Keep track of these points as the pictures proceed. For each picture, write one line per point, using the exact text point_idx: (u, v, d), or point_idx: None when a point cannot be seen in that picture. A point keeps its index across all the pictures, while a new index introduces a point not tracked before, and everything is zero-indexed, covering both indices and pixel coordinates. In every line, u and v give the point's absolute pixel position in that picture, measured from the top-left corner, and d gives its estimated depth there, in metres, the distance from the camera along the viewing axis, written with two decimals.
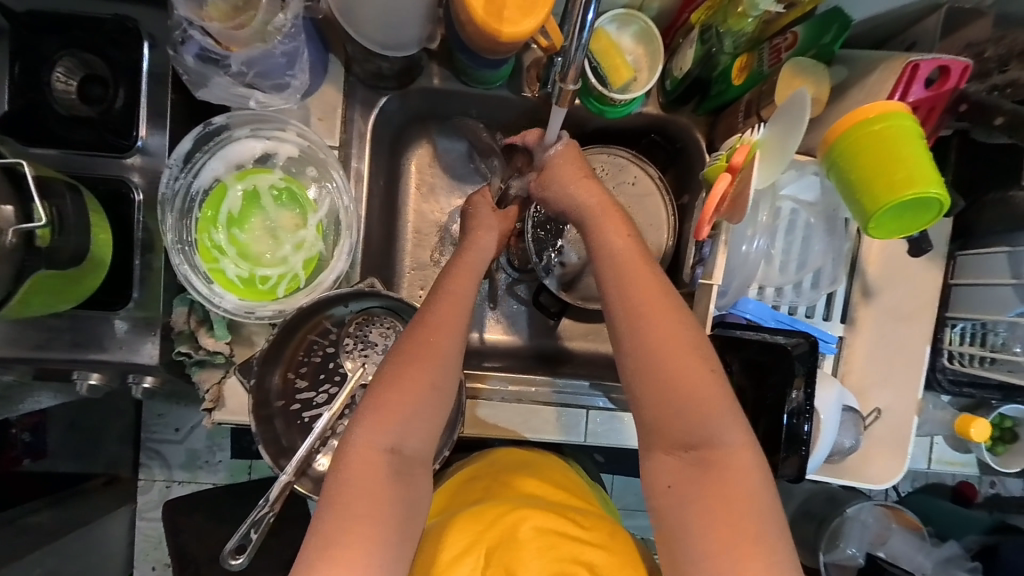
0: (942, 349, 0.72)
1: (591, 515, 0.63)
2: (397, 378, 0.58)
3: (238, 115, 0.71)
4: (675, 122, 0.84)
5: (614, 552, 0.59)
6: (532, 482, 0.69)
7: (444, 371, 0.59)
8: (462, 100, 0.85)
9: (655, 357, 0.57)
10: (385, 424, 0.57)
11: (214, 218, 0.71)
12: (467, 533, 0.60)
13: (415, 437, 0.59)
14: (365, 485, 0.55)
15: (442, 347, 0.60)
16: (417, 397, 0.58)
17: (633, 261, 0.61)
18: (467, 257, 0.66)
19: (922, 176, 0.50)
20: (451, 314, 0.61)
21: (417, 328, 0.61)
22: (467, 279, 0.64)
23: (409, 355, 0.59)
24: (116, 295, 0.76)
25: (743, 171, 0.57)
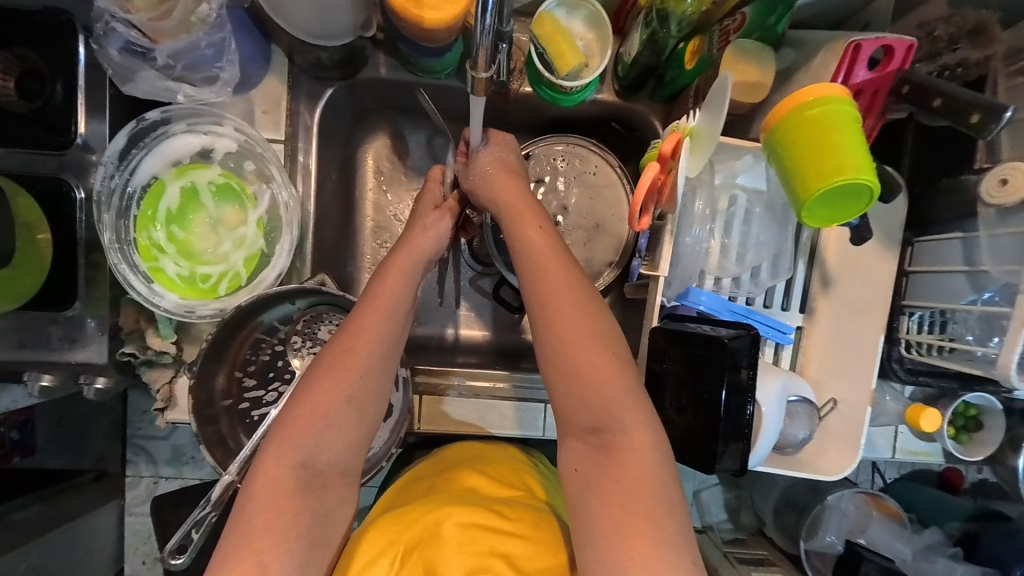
0: (898, 339, 0.71)
1: (517, 508, 0.63)
2: (311, 391, 0.57)
3: (174, 110, 0.69)
4: (631, 110, 0.81)
5: (534, 541, 0.59)
6: (474, 479, 0.69)
7: (359, 384, 0.58)
8: (414, 90, 0.83)
9: (558, 338, 0.57)
10: (293, 440, 0.56)
11: (153, 215, 0.69)
12: (390, 533, 0.60)
13: (328, 451, 0.57)
14: (272, 500, 0.54)
15: (359, 358, 0.58)
16: (330, 409, 0.57)
17: (545, 243, 0.60)
18: (397, 259, 0.64)
19: (853, 163, 0.48)
20: (372, 324, 0.60)
21: (338, 337, 0.60)
22: (395, 278, 0.62)
23: (327, 365, 0.58)
24: (60, 294, 0.74)
25: (673, 160, 0.55)
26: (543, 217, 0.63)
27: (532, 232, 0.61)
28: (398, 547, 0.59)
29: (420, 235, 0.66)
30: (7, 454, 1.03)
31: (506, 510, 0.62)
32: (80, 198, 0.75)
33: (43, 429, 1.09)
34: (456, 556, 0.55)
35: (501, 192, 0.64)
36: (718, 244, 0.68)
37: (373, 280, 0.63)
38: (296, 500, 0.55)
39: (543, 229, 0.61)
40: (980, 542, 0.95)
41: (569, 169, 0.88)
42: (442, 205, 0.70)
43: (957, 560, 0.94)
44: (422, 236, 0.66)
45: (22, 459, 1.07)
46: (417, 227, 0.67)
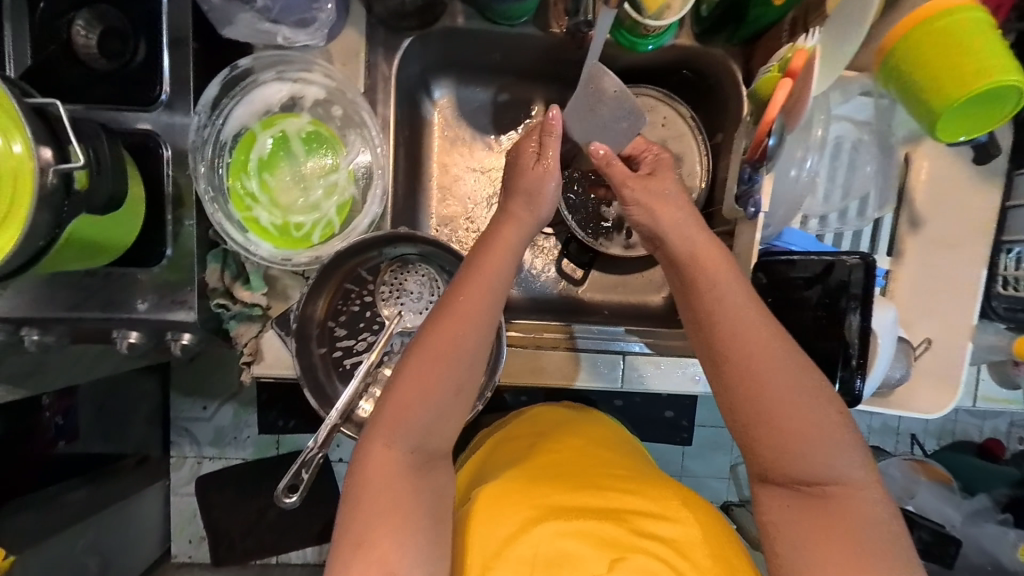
0: (997, 276, 0.71)
1: (656, 486, 0.63)
2: (414, 372, 0.55)
3: (263, 56, 0.69)
4: (708, 55, 0.81)
5: (688, 525, 0.58)
6: (579, 442, 0.71)
7: (463, 369, 0.57)
8: (486, 42, 0.83)
9: (761, 398, 0.55)
10: (405, 426, 0.55)
11: (250, 169, 0.70)
12: (517, 504, 0.60)
13: (437, 435, 0.57)
14: (387, 488, 0.54)
15: (463, 342, 0.56)
16: (440, 397, 0.56)
17: (742, 307, 0.56)
18: (501, 233, 0.61)
19: (996, 66, 0.49)
20: (469, 309, 0.57)
21: (435, 320, 0.57)
22: (501, 254, 0.60)
23: (428, 354, 0.56)
24: (145, 251, 0.74)
25: (802, 78, 0.56)
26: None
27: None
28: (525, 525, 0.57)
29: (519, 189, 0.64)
30: (53, 439, 0.95)
31: (644, 489, 0.62)
32: (167, 156, 0.74)
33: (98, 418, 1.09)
34: (600, 531, 0.57)
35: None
36: (813, 183, 0.68)
37: (469, 264, 0.60)
38: (410, 487, 0.54)
39: (737, 283, 0.58)
40: None
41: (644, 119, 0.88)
42: (540, 146, 0.65)
43: (1007, 525, 0.98)
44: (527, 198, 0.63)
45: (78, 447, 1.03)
46: (513, 186, 0.64)
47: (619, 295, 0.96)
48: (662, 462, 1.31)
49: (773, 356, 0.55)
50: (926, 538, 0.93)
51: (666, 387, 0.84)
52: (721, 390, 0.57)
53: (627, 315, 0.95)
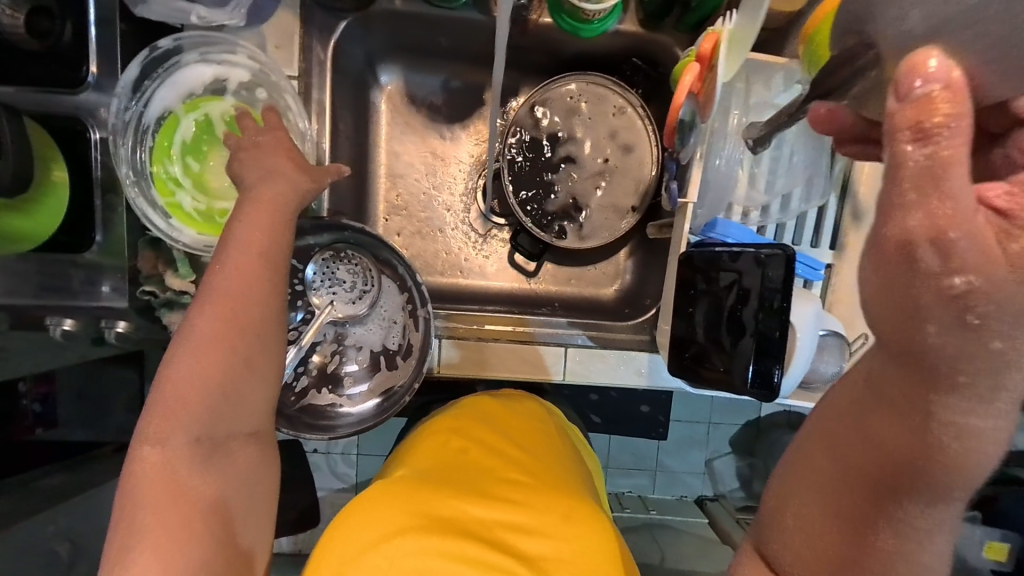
0: None
1: (546, 496, 0.62)
2: (193, 352, 0.53)
3: (187, 37, 0.68)
4: (656, 42, 0.80)
5: (563, 538, 0.59)
6: (503, 445, 0.69)
7: (242, 347, 0.54)
8: (430, 26, 0.81)
9: (881, 562, 0.36)
10: (182, 419, 0.52)
11: (170, 153, 0.69)
12: (394, 511, 0.57)
13: (226, 418, 0.54)
14: (162, 486, 0.50)
15: (241, 317, 0.54)
16: (218, 377, 0.53)
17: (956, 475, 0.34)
18: (266, 198, 0.58)
19: None
20: (234, 284, 0.55)
21: (209, 294, 0.54)
22: (257, 224, 0.57)
23: (211, 332, 0.53)
24: (76, 235, 0.74)
25: (712, 63, 0.54)
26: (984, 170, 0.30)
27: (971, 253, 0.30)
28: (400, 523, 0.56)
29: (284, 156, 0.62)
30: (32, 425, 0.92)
31: (533, 502, 0.62)
32: (95, 139, 0.74)
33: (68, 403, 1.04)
34: (464, 548, 0.56)
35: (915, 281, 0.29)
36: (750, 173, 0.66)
37: (228, 238, 0.57)
38: (198, 467, 0.52)
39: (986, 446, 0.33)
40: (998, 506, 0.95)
41: (591, 107, 0.86)
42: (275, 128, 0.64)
43: (974, 523, 0.95)
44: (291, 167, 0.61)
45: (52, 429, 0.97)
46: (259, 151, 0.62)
47: (573, 288, 0.93)
48: (632, 456, 1.30)
49: (941, 510, 0.35)
50: None
51: (614, 380, 0.82)
52: (879, 504, 0.35)
53: (579, 308, 0.93)
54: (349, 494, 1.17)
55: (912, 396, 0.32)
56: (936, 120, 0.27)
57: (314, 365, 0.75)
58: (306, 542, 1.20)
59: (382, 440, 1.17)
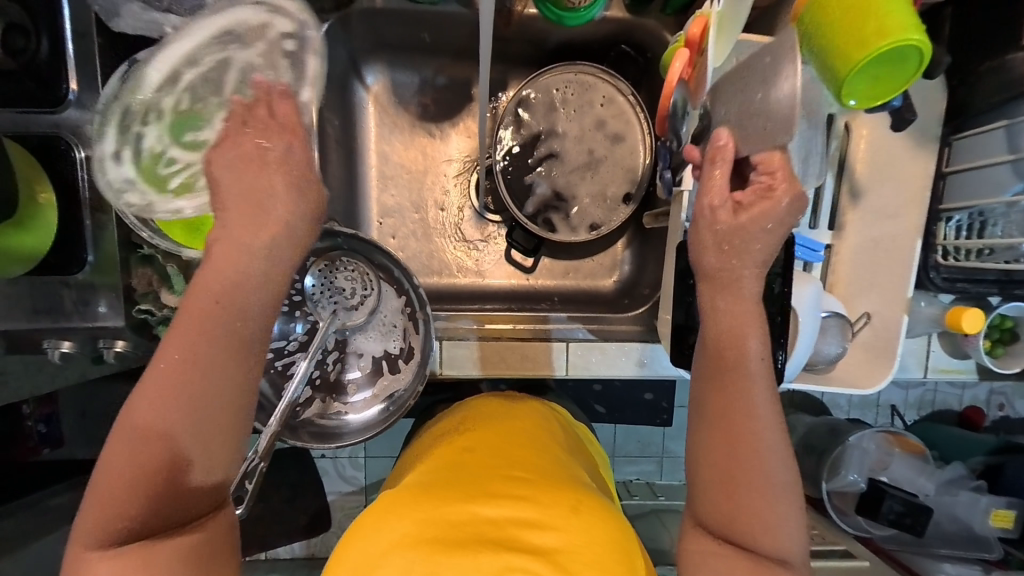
0: (936, 245, 0.68)
1: (552, 490, 0.60)
2: (140, 428, 0.45)
3: (162, 48, 0.66)
4: (642, 27, 0.79)
5: (575, 532, 0.56)
6: (499, 438, 0.69)
7: (190, 434, 0.46)
8: (411, 22, 0.80)
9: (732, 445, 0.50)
10: (126, 508, 0.45)
11: (157, 169, 0.67)
12: (403, 516, 0.56)
13: (186, 501, 0.47)
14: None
15: (202, 384, 0.46)
16: (169, 457, 0.45)
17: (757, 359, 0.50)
18: (232, 243, 0.49)
19: (900, 24, 0.43)
20: (175, 364, 0.46)
21: (163, 361, 0.46)
22: (224, 270, 0.48)
23: (161, 409, 0.45)
24: (68, 258, 0.73)
25: (701, 47, 0.54)
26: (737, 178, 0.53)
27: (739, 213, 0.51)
28: (406, 516, 0.56)
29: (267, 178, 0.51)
30: (36, 446, 0.93)
31: (542, 496, 0.59)
32: (79, 158, 0.72)
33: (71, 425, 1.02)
34: (478, 551, 0.52)
35: (703, 226, 0.52)
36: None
37: (192, 290, 0.48)
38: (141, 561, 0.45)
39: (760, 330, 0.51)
40: (1002, 475, 0.96)
41: (581, 99, 0.85)
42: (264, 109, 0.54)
43: (981, 491, 0.95)
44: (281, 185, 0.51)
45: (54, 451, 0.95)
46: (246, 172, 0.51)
47: (571, 282, 0.93)
48: (639, 444, 1.30)
49: (755, 385, 0.50)
50: (899, 508, 0.92)
51: (617, 373, 0.81)
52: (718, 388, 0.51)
53: (579, 300, 0.92)
54: (359, 498, 1.17)
55: (709, 311, 0.51)
56: (719, 153, 0.51)
57: (319, 375, 0.75)
58: (320, 547, 1.20)
59: (388, 442, 1.17)
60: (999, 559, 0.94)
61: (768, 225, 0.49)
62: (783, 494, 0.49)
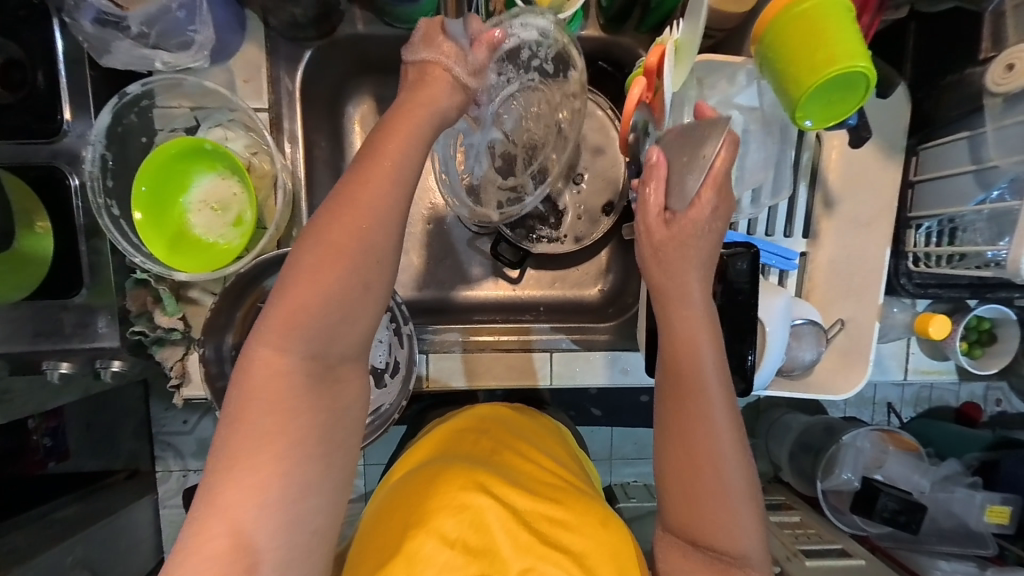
0: (905, 253, 0.70)
1: (582, 500, 0.65)
2: (303, 272, 0.48)
3: (156, 80, 0.71)
4: (618, 44, 0.81)
5: (596, 538, 0.61)
6: (527, 443, 0.73)
7: (349, 287, 0.49)
8: (394, 46, 0.81)
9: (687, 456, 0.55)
10: (294, 341, 0.48)
11: (158, 197, 0.71)
12: (456, 486, 0.61)
13: (341, 343, 0.49)
14: (253, 431, 0.47)
15: (364, 238, 0.49)
16: (330, 305, 0.48)
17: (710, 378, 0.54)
18: (406, 113, 0.52)
19: (846, 51, 0.45)
20: (309, 303, 0.47)
21: (331, 213, 0.49)
22: (396, 142, 0.51)
23: (325, 254, 0.48)
24: (64, 282, 0.75)
25: (659, 74, 0.54)
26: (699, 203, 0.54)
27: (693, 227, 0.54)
28: (464, 514, 0.58)
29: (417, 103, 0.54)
30: (43, 460, 1.02)
31: (570, 501, 0.64)
32: (74, 186, 0.74)
33: (75, 434, 1.05)
34: (519, 532, 0.59)
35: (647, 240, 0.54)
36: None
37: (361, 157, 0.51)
38: (242, 559, 0.46)
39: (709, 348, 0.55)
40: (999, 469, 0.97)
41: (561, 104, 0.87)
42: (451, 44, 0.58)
43: (976, 488, 0.97)
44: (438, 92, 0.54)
45: (59, 464, 1.04)
46: (415, 95, 0.54)
47: (557, 291, 0.94)
48: (634, 446, 1.32)
49: (711, 401, 0.54)
50: (892, 506, 0.93)
51: (602, 380, 0.84)
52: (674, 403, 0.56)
53: (566, 309, 0.93)
54: (357, 505, 1.19)
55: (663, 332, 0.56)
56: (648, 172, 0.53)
57: None
58: None
59: (385, 450, 1.19)
60: (995, 554, 0.94)
61: (700, 243, 0.52)
62: (742, 496, 0.55)
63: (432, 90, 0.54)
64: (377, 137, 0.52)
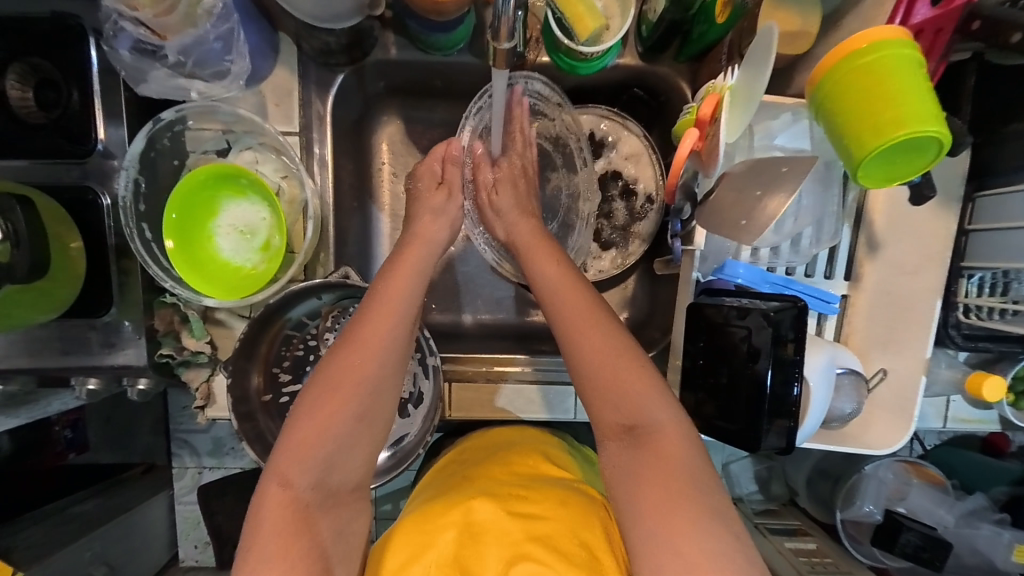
0: (957, 304, 0.66)
1: (543, 488, 0.63)
2: (311, 407, 0.54)
3: (187, 107, 0.71)
4: (655, 73, 0.78)
5: (563, 520, 0.59)
6: (498, 462, 0.69)
7: (354, 418, 0.55)
8: (425, 70, 0.79)
9: (584, 353, 0.58)
10: (302, 463, 0.53)
11: (182, 223, 0.71)
12: (436, 521, 0.60)
13: (342, 471, 0.56)
14: (281, 530, 0.52)
15: (364, 372, 0.56)
16: (338, 426, 0.54)
17: (563, 276, 0.64)
18: (403, 259, 0.64)
19: (915, 114, 0.43)
20: (324, 424, 0.54)
21: (337, 348, 0.57)
22: (403, 280, 0.61)
23: (325, 381, 0.55)
24: (94, 302, 0.75)
25: (712, 123, 0.54)
26: (559, 250, 0.67)
27: (551, 267, 0.65)
28: (432, 549, 0.57)
29: (422, 244, 0.67)
30: (64, 450, 0.98)
31: (531, 494, 0.62)
32: (106, 205, 0.75)
33: (96, 427, 1.04)
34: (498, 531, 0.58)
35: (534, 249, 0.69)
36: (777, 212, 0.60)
37: (372, 294, 0.60)
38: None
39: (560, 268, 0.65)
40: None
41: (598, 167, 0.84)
42: (444, 180, 0.74)
43: (1004, 525, 0.91)
44: (431, 227, 0.70)
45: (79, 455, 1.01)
46: (416, 239, 0.68)
47: None
48: None
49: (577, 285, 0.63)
50: (916, 542, 0.87)
51: None
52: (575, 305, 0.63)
53: None
54: None
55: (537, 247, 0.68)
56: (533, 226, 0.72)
57: None
58: None
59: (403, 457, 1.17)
60: None
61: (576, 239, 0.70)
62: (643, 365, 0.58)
63: (426, 228, 0.70)
64: (381, 277, 0.62)
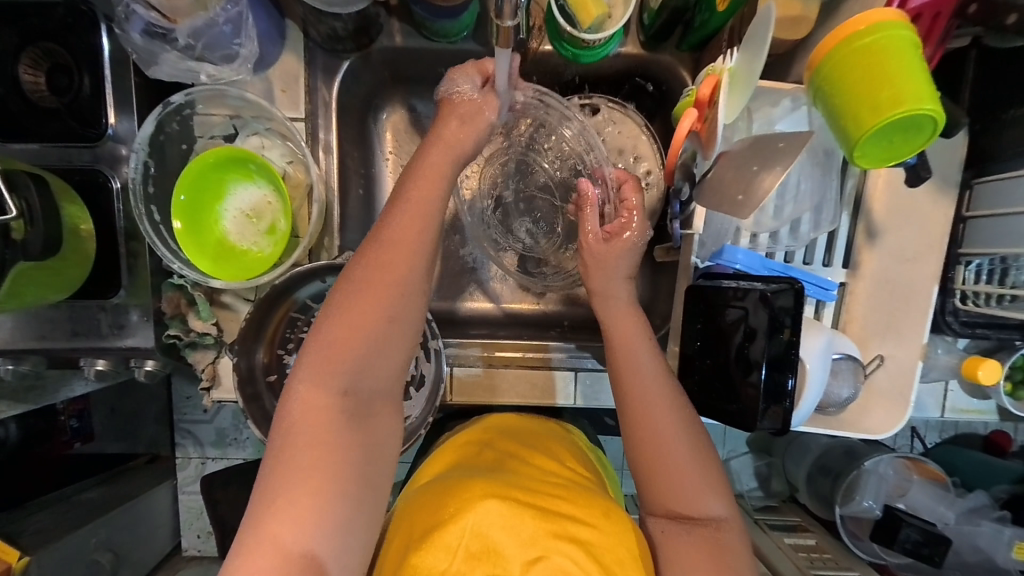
0: (954, 290, 0.67)
1: (585, 494, 0.62)
2: (348, 299, 0.54)
3: (196, 90, 0.72)
4: (657, 62, 0.79)
5: (611, 535, 0.58)
6: (524, 451, 0.70)
7: (388, 319, 0.54)
8: (429, 58, 0.80)
9: (642, 410, 0.61)
10: (336, 368, 0.53)
11: (189, 205, 0.72)
12: (468, 492, 0.58)
13: (374, 377, 0.55)
14: (314, 442, 0.52)
15: (392, 275, 0.54)
16: (369, 330, 0.54)
17: (632, 323, 0.65)
18: (431, 160, 0.59)
19: (912, 94, 0.44)
20: (355, 325, 0.53)
21: (366, 250, 0.55)
22: (431, 181, 0.58)
23: (361, 280, 0.54)
24: (104, 284, 0.77)
25: (710, 105, 0.55)
26: (635, 307, 0.66)
27: (625, 315, 0.66)
28: (464, 518, 0.55)
29: (446, 139, 0.60)
30: (69, 440, 0.99)
31: (574, 496, 0.61)
32: (116, 188, 0.76)
33: (101, 417, 1.03)
34: (522, 516, 0.56)
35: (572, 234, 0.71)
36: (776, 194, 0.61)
37: (398, 196, 0.58)
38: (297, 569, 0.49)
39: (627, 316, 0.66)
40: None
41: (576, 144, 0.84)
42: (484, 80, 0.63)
43: (1005, 523, 0.90)
44: (456, 130, 0.61)
45: (83, 445, 1.01)
46: (439, 138, 0.60)
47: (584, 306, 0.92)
48: None
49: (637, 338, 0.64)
50: (916, 537, 0.86)
51: None
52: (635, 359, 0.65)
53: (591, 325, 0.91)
54: None
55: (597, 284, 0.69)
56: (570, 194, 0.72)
57: None
58: None
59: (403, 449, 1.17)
60: None
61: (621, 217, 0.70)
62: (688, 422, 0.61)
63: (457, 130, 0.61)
64: (408, 178, 0.58)
